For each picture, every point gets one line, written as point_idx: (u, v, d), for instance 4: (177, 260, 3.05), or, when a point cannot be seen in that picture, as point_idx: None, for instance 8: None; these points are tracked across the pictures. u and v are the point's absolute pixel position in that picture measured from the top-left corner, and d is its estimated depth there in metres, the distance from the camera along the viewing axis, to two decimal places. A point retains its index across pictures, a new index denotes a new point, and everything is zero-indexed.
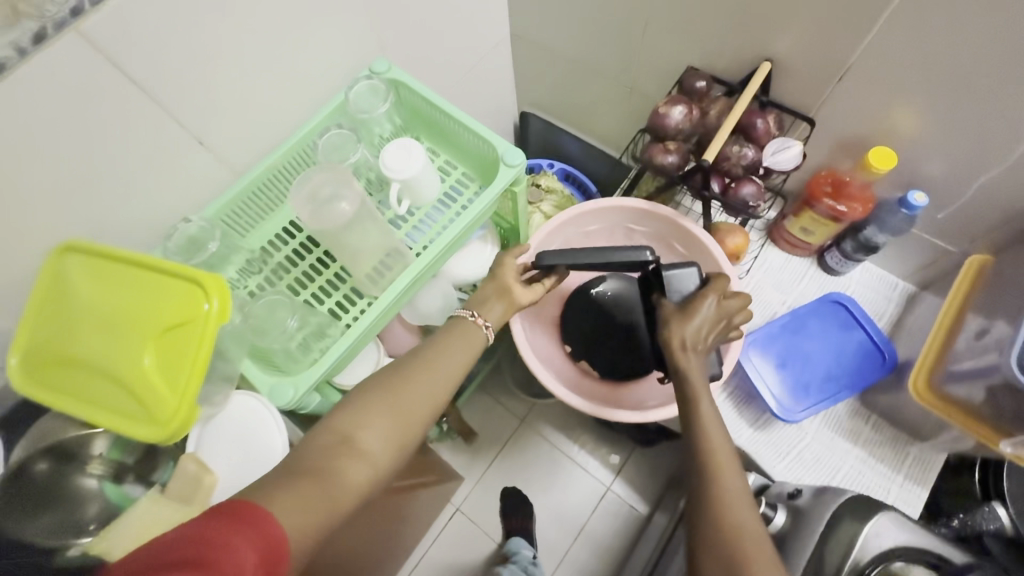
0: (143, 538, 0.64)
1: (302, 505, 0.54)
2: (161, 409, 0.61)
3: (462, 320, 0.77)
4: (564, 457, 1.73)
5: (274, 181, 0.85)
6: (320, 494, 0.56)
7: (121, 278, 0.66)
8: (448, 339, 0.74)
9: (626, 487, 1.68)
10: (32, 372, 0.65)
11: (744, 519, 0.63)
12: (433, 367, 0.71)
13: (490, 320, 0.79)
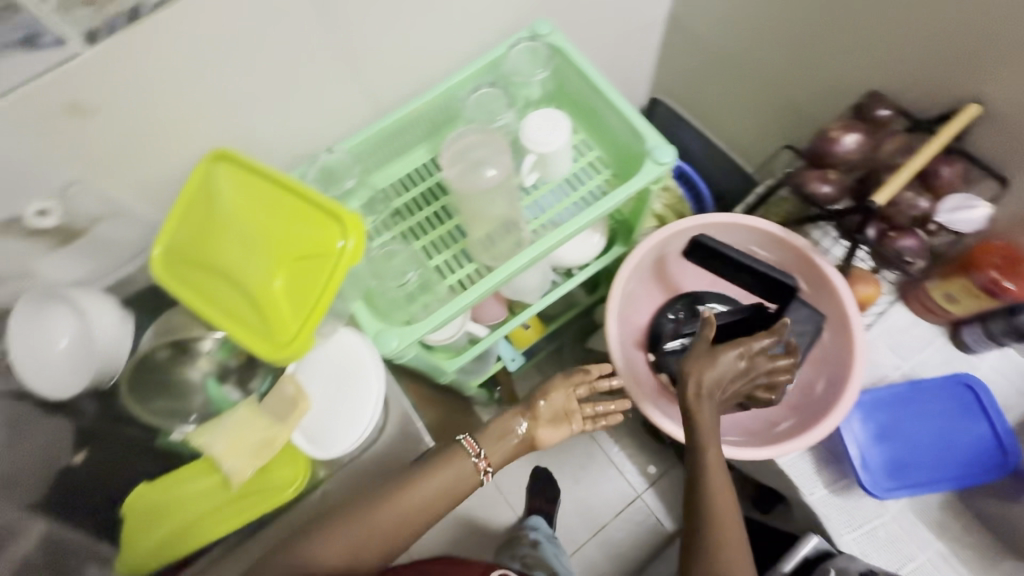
0: (239, 441, 0.68)
1: None
2: (281, 332, 0.63)
3: (464, 458, 0.77)
4: (603, 454, 1.72)
5: (413, 126, 0.84)
6: None
7: (264, 195, 0.67)
8: (447, 466, 0.75)
9: (658, 502, 1.65)
10: (174, 269, 0.69)
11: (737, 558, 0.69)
12: (395, 501, 0.71)
13: (491, 466, 0.79)
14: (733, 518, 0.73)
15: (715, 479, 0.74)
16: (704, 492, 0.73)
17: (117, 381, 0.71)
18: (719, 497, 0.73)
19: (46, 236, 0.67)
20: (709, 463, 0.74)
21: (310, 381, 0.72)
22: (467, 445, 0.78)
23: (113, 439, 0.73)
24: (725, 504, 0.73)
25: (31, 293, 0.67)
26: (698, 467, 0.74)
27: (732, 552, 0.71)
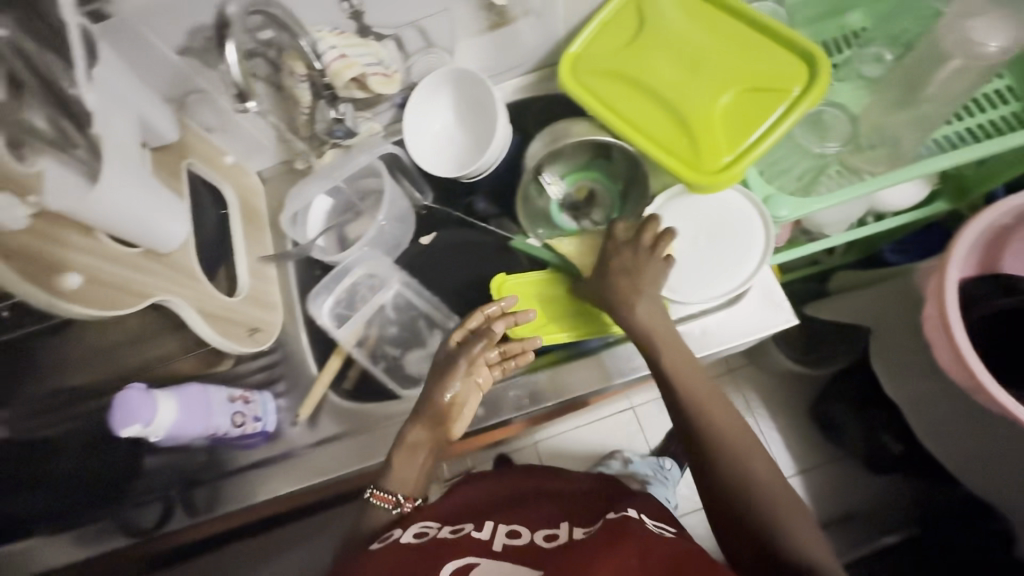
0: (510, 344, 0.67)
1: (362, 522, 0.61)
2: (705, 157, 0.62)
3: (386, 510, 0.60)
4: None
5: (816, 1, 0.77)
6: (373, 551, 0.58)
7: (716, 20, 0.65)
8: (398, 480, 0.62)
9: None
10: (589, 77, 0.69)
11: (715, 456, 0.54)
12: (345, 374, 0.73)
13: (417, 499, 0.62)
14: (763, 466, 0.53)
15: (686, 397, 0.58)
16: (713, 430, 0.56)
17: (485, 172, 0.76)
18: (731, 437, 0.55)
19: (485, 16, 0.70)
20: (675, 367, 0.59)
21: (681, 222, 0.69)
22: (382, 498, 0.60)
23: (460, 229, 0.80)
24: (748, 441, 0.55)
25: (439, 72, 0.75)
26: (664, 366, 0.60)
27: (775, 503, 0.51)
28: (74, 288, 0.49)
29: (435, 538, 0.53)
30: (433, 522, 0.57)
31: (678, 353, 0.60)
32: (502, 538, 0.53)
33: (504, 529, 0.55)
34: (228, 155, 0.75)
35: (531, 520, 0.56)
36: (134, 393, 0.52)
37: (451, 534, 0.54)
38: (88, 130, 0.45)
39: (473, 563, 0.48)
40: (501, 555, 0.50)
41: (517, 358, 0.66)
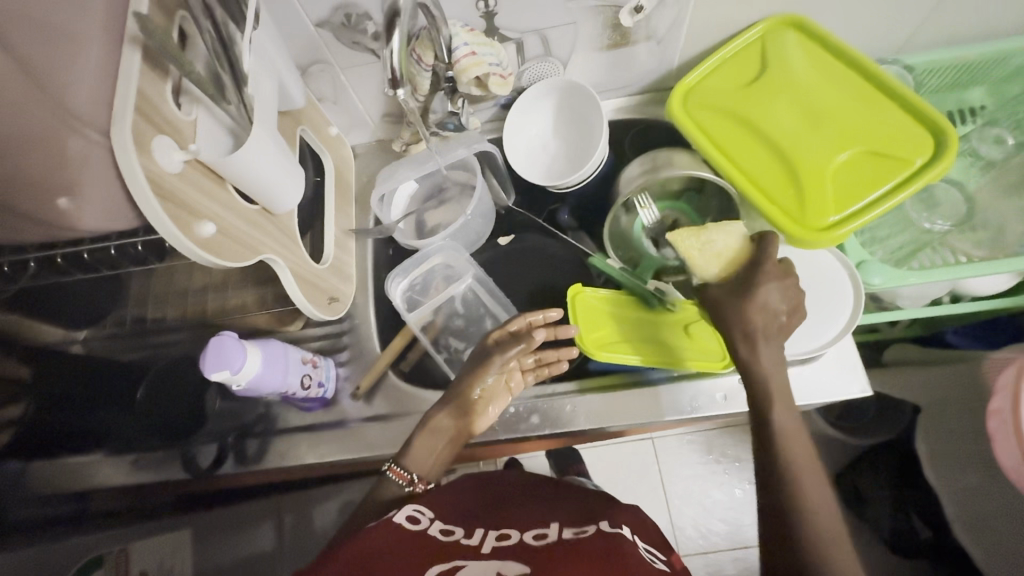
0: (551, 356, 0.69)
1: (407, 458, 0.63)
2: (812, 211, 0.61)
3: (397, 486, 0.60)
4: None
5: (943, 72, 0.75)
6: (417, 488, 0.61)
7: (840, 80, 0.66)
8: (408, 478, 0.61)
9: None
10: (700, 111, 0.69)
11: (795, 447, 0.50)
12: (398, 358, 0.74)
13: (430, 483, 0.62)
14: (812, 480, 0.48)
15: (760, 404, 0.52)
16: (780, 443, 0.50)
17: (574, 187, 0.77)
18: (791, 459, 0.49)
19: (607, 36, 0.70)
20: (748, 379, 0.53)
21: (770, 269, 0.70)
22: (398, 472, 0.61)
23: (537, 236, 0.82)
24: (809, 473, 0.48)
25: (553, 81, 0.76)
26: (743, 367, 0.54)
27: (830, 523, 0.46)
28: (208, 237, 0.45)
29: (428, 535, 0.51)
30: (428, 513, 0.55)
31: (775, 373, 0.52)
32: (493, 542, 0.51)
33: (493, 533, 0.52)
34: (332, 126, 0.77)
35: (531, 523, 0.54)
36: (229, 343, 0.55)
37: (440, 534, 0.52)
38: (244, 91, 0.47)
39: (460, 568, 0.46)
40: (489, 558, 0.48)
41: (550, 366, 0.69)
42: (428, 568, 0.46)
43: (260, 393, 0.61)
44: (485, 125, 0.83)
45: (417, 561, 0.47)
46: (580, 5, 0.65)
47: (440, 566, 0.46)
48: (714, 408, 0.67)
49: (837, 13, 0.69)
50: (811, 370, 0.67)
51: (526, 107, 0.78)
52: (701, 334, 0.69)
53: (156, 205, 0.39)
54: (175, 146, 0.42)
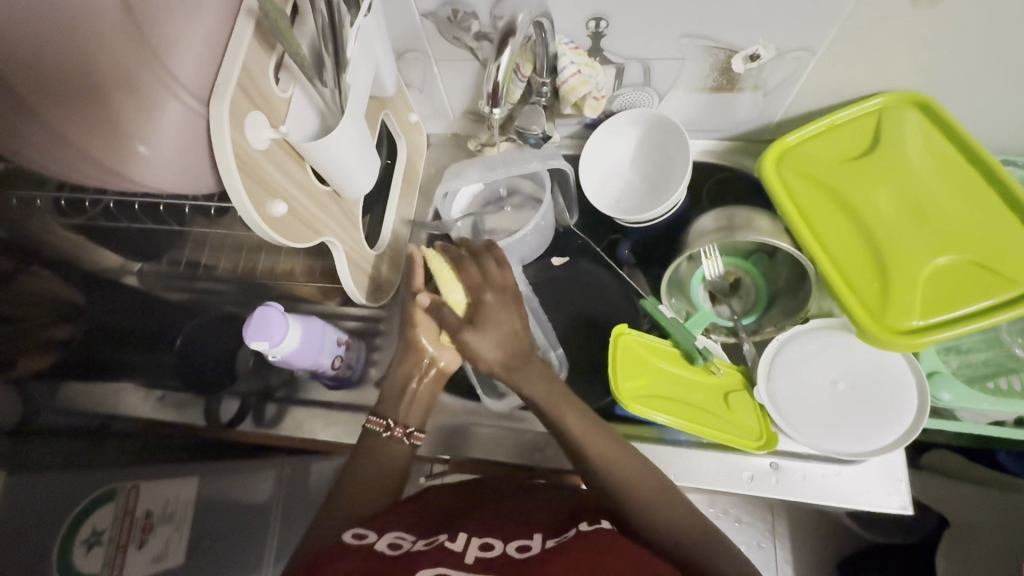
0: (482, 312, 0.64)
1: (348, 488, 0.58)
2: (894, 312, 0.57)
3: (376, 433, 0.61)
4: None
5: None
6: (373, 495, 0.58)
7: (957, 174, 0.61)
8: (385, 455, 0.60)
9: None
10: (795, 177, 0.65)
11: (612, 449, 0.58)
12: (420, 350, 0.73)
13: (409, 426, 0.62)
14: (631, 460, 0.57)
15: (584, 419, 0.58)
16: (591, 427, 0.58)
17: (642, 223, 0.74)
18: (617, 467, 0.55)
19: (713, 78, 0.67)
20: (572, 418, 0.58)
21: (828, 347, 0.67)
22: (376, 421, 0.62)
23: (592, 264, 0.79)
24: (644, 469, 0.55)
25: (644, 113, 0.73)
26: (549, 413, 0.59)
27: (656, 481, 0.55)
28: (278, 216, 0.45)
29: (410, 551, 0.47)
30: (408, 534, 0.50)
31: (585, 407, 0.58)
32: (476, 552, 0.47)
33: (476, 541, 0.49)
34: (413, 113, 0.77)
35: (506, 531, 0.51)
36: (274, 315, 0.55)
37: (388, 549, 0.47)
38: (343, 77, 0.46)
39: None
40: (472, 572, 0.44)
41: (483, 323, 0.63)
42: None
43: (290, 367, 0.61)
44: (563, 140, 0.80)
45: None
46: (692, 42, 0.62)
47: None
48: (737, 486, 0.64)
49: (970, 101, 0.63)
50: (849, 473, 0.63)
51: (611, 134, 0.76)
52: (742, 409, 0.67)
53: (237, 181, 0.39)
54: (267, 123, 0.42)
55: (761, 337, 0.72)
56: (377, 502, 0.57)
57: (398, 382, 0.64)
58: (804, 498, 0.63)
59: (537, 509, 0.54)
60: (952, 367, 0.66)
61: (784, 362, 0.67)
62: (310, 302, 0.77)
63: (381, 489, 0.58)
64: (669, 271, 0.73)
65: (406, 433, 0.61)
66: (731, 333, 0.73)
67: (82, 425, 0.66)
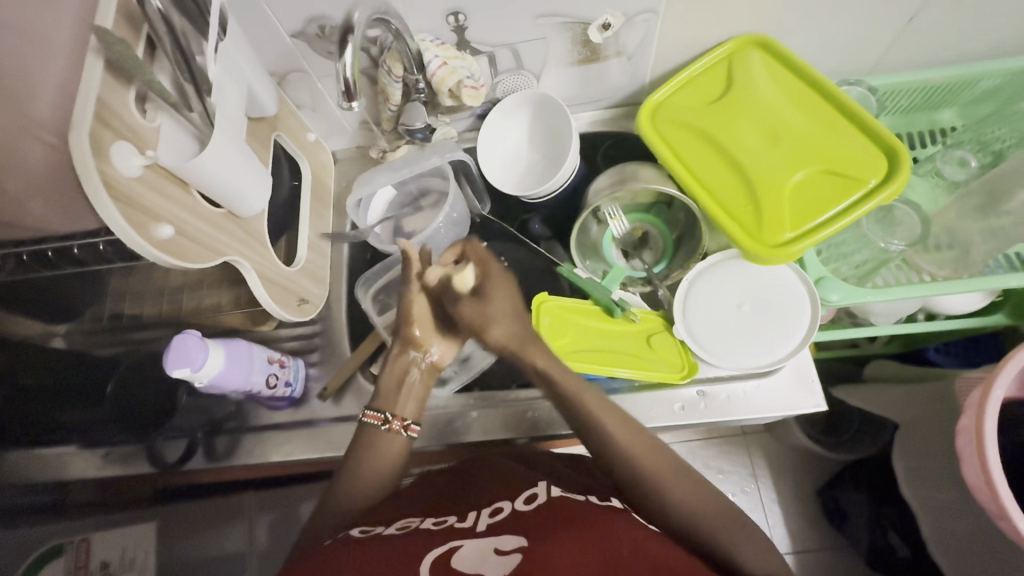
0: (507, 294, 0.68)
1: (343, 479, 0.60)
2: (768, 228, 0.62)
3: (375, 427, 0.62)
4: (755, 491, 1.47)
5: (911, 93, 0.78)
6: (366, 485, 0.60)
7: (802, 98, 0.67)
8: (374, 449, 0.62)
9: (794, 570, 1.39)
10: (667, 127, 0.71)
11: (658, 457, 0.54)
12: (360, 354, 0.76)
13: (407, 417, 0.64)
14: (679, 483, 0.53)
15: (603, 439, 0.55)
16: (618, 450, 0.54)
17: (545, 196, 0.79)
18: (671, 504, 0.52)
19: (578, 51, 0.72)
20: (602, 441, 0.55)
21: (741, 276, 0.71)
22: (372, 415, 0.63)
23: (509, 243, 0.83)
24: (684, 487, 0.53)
25: (526, 94, 0.77)
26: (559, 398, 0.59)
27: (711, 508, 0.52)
28: (166, 238, 0.47)
29: (422, 529, 0.52)
30: (415, 517, 0.55)
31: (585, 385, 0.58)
32: (487, 519, 0.53)
33: (486, 510, 0.55)
34: (310, 132, 0.79)
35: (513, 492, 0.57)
36: (192, 341, 0.56)
37: (394, 530, 0.52)
38: (207, 100, 0.49)
39: (457, 549, 0.48)
40: (485, 535, 0.50)
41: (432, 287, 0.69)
42: (426, 558, 0.47)
43: (223, 391, 0.62)
44: (462, 134, 0.85)
45: (410, 561, 0.47)
46: (548, 20, 0.67)
47: (436, 552, 0.48)
48: (672, 418, 0.68)
49: (803, 34, 0.70)
50: (768, 384, 0.69)
51: (501, 119, 0.80)
52: (664, 347, 0.71)
53: (112, 208, 0.41)
54: (135, 150, 0.44)
55: (673, 280, 0.77)
56: (372, 491, 0.60)
57: (396, 373, 0.66)
58: (733, 416, 0.68)
59: (525, 474, 0.62)
60: (843, 273, 0.73)
61: (696, 297, 0.71)
62: (244, 331, 0.78)
63: (373, 476, 0.60)
64: (576, 236, 0.78)
65: (404, 426, 0.63)
66: (646, 282, 0.77)
67: (34, 502, 0.68)
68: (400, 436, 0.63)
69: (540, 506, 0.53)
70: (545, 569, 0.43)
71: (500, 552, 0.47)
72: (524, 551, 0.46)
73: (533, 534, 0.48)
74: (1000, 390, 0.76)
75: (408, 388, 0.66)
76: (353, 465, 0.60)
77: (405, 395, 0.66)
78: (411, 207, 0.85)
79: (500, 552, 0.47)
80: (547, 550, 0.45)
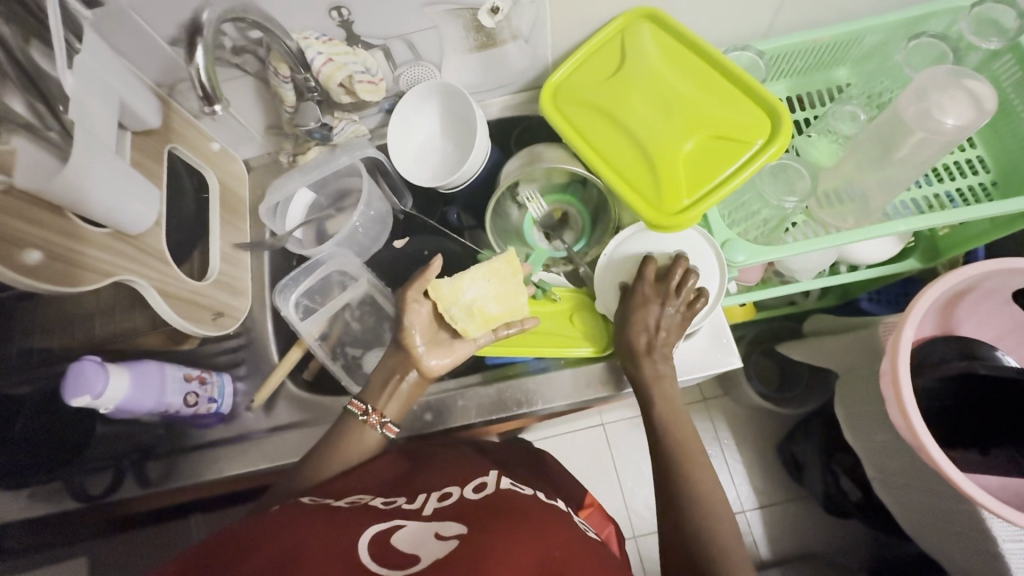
0: (506, 296, 0.68)
1: (315, 462, 0.61)
2: (668, 197, 0.64)
3: (354, 418, 0.63)
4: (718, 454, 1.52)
5: (803, 54, 0.80)
6: (336, 465, 0.61)
7: (692, 66, 0.69)
8: (353, 438, 0.63)
9: (760, 523, 1.44)
10: (568, 106, 0.72)
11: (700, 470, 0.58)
12: (285, 361, 0.75)
13: (386, 415, 0.64)
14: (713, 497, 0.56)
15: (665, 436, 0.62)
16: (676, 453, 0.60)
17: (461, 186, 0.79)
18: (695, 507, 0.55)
19: (474, 37, 0.72)
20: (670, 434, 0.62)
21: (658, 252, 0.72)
22: (355, 405, 0.64)
23: (433, 236, 0.84)
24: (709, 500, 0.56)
25: (429, 85, 0.77)
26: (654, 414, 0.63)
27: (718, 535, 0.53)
28: (36, 262, 0.47)
29: (368, 507, 0.52)
30: (367, 495, 0.55)
31: (667, 404, 0.63)
32: (434, 504, 0.54)
33: (435, 495, 0.56)
34: (214, 142, 0.77)
35: (462, 479, 0.59)
36: (89, 367, 0.54)
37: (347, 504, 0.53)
38: (65, 118, 0.47)
39: (399, 529, 0.49)
40: (428, 520, 0.51)
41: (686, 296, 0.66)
42: (367, 534, 0.47)
43: (137, 414, 0.61)
44: (374, 132, 0.84)
45: (350, 532, 0.47)
46: (435, 9, 0.66)
47: (376, 528, 0.48)
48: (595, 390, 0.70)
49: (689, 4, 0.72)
50: (685, 348, 0.71)
51: (408, 112, 0.79)
52: (586, 323, 0.74)
53: None
54: None
55: (591, 257, 0.79)
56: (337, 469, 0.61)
57: (384, 372, 0.66)
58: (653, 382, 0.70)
59: (473, 461, 0.64)
60: (742, 234, 0.75)
61: (611, 273, 0.73)
62: (167, 352, 0.76)
63: (344, 461, 0.62)
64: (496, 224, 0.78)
65: (381, 423, 0.64)
66: (567, 261, 0.79)
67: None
68: (376, 431, 0.64)
69: (486, 495, 0.54)
70: (483, 549, 0.45)
71: (439, 538, 0.48)
72: (464, 535, 0.47)
73: (475, 521, 0.49)
74: (912, 329, 0.79)
75: (394, 390, 0.66)
76: (331, 443, 0.63)
77: (392, 390, 0.65)
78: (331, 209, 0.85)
79: (440, 537, 0.48)
80: (495, 531, 0.47)
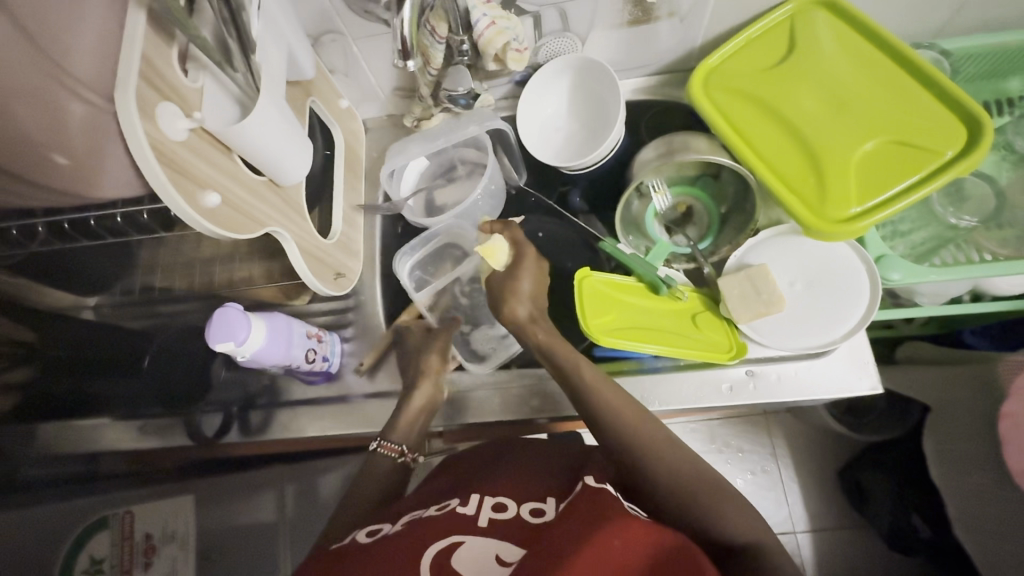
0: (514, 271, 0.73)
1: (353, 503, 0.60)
2: (832, 203, 0.59)
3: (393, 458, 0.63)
4: (774, 471, 1.46)
5: (983, 60, 0.72)
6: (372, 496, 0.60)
7: (873, 61, 0.63)
8: (384, 472, 0.62)
9: (812, 547, 1.39)
10: (721, 94, 0.66)
11: (643, 427, 0.54)
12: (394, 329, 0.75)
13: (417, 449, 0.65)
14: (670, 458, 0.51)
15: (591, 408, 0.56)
16: (604, 423, 0.55)
17: (588, 168, 0.75)
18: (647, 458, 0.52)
19: (629, 11, 0.67)
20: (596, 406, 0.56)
21: (801, 255, 0.68)
22: (388, 447, 0.63)
23: (548, 217, 0.81)
24: (656, 444, 0.53)
25: (570, 58, 0.73)
26: (590, 407, 0.56)
27: (687, 479, 0.50)
28: (214, 207, 0.44)
29: (426, 518, 0.51)
30: (422, 509, 0.54)
31: (590, 371, 0.58)
32: (488, 514, 0.51)
33: (489, 502, 0.53)
34: (343, 99, 0.76)
35: (517, 493, 0.54)
36: (234, 315, 0.54)
37: (399, 527, 0.51)
38: (252, 58, 0.47)
39: (459, 545, 0.46)
40: (484, 534, 0.48)
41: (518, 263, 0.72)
42: (424, 556, 0.45)
43: (264, 366, 0.61)
44: (498, 102, 0.81)
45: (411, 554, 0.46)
46: None
47: (435, 550, 0.46)
48: (719, 399, 0.67)
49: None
50: (820, 363, 0.66)
51: (542, 85, 0.76)
52: (711, 327, 0.69)
53: (158, 170, 0.39)
54: (181, 113, 0.41)
55: (719, 257, 0.74)
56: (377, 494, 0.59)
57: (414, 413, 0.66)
58: (782, 397, 0.66)
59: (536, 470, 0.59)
60: (900, 251, 0.71)
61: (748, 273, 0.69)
62: (277, 304, 0.76)
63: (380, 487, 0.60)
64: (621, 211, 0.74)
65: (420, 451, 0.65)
66: (691, 259, 0.74)
67: (67, 473, 0.70)
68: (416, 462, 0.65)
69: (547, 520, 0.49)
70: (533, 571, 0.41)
71: (503, 563, 0.45)
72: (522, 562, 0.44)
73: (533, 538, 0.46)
74: None
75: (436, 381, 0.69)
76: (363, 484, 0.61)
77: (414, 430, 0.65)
78: (446, 180, 0.82)
79: (501, 563, 0.45)
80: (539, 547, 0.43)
